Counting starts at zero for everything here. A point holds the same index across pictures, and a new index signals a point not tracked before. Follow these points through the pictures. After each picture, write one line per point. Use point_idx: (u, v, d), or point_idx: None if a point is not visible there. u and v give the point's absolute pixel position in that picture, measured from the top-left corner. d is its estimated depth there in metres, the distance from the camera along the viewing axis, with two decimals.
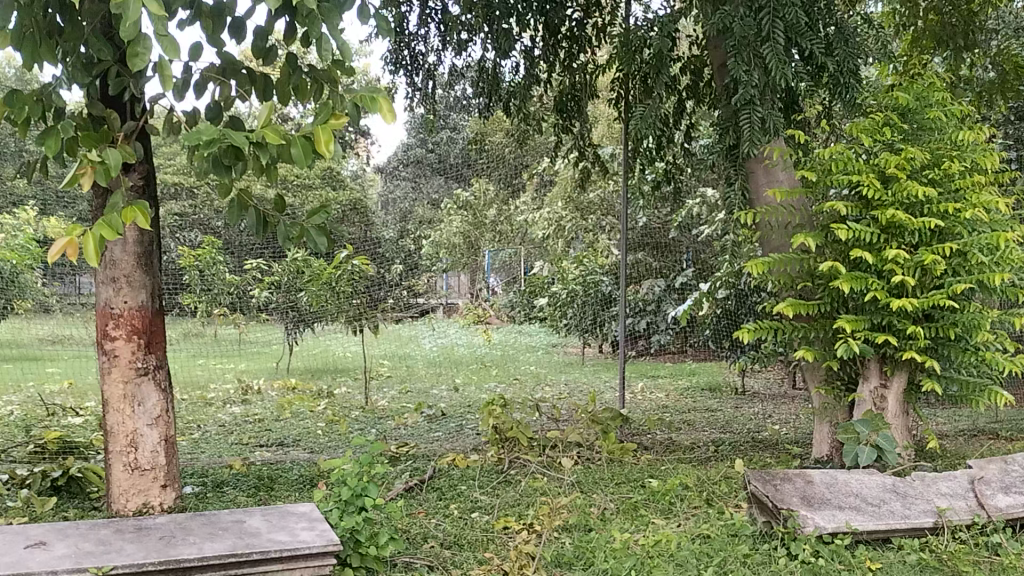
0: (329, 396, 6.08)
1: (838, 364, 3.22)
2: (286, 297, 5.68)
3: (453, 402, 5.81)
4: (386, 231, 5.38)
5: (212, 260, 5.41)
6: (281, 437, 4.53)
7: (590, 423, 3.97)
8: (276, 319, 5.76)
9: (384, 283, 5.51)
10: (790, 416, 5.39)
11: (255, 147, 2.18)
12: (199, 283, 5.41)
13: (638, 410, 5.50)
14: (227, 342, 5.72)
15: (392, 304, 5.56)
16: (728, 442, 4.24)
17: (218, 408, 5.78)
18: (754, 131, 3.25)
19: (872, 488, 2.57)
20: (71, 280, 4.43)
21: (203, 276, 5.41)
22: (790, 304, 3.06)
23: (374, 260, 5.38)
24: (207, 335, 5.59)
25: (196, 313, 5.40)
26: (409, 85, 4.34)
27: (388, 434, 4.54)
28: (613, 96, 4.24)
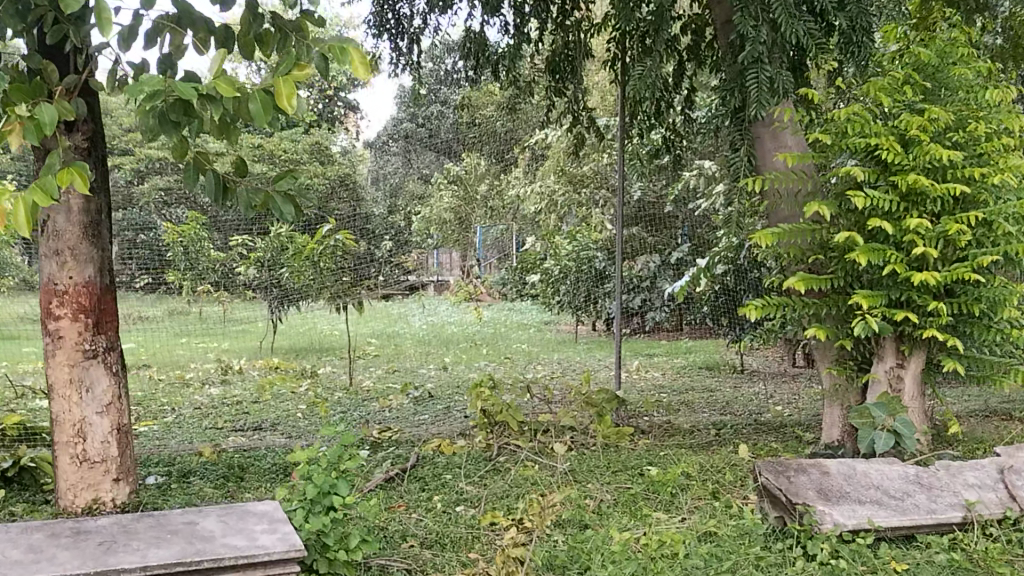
0: (312, 376, 5.85)
1: (851, 343, 2.99)
2: (270, 274, 5.48)
3: (441, 383, 5.59)
4: (376, 207, 5.22)
5: (196, 236, 5.06)
6: (259, 421, 4.30)
7: (584, 405, 3.74)
8: (260, 296, 5.58)
9: (373, 259, 5.35)
10: (792, 396, 5.17)
11: (208, 101, 1.92)
12: (183, 259, 5.07)
13: (634, 391, 5.28)
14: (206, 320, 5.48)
15: (381, 281, 5.41)
16: (730, 425, 4.02)
17: (196, 389, 5.55)
18: (762, 92, 3.00)
19: (895, 479, 2.34)
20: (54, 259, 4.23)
21: (187, 253, 5.07)
22: (801, 279, 2.83)
23: (363, 237, 5.22)
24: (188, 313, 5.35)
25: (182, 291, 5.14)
26: (393, 50, 4.04)
27: (371, 417, 4.32)
28: (609, 57, 3.98)
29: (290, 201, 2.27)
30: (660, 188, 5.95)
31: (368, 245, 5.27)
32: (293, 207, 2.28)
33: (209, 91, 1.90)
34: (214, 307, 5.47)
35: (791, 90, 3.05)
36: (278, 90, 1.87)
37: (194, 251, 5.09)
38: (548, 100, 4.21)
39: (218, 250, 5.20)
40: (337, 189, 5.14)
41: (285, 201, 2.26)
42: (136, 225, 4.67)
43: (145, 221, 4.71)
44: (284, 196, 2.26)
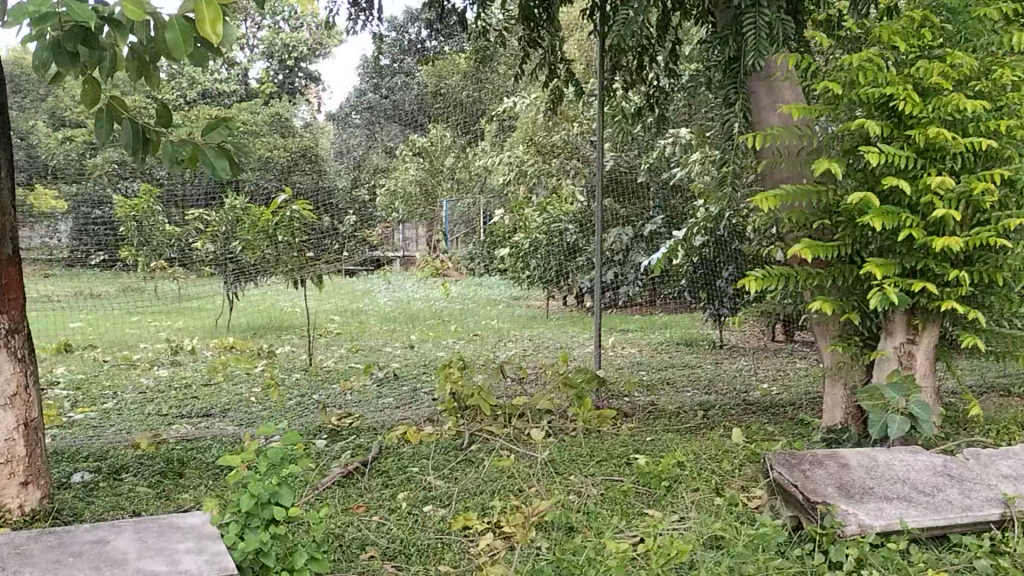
0: (269, 356, 5.52)
1: (858, 316, 2.71)
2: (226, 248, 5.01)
3: (407, 362, 5.27)
4: (339, 180, 4.88)
5: (149, 210, 4.60)
6: (209, 406, 3.96)
7: (563, 386, 3.46)
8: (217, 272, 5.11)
9: (335, 233, 4.93)
10: (777, 373, 4.93)
11: (113, 26, 1.54)
12: (138, 236, 4.59)
13: (611, 368, 5.00)
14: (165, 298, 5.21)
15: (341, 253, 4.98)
16: (717, 406, 3.75)
17: (143, 371, 5.19)
18: (761, 39, 2.68)
19: (922, 471, 2.08)
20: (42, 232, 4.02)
21: (141, 228, 4.58)
22: (807, 247, 2.53)
23: (325, 210, 4.89)
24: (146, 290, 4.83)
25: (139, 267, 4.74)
26: (353, 6, 3.71)
27: (331, 401, 3.99)
28: (587, 6, 3.65)
29: (223, 154, 1.93)
30: (633, 157, 5.64)
31: (329, 218, 4.90)
32: (227, 161, 1.94)
33: (114, 15, 1.54)
34: (168, 284, 4.93)
35: (792, 37, 2.74)
36: (198, 15, 1.52)
37: (148, 227, 4.62)
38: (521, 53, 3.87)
39: (173, 225, 4.74)
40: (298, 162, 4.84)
41: (217, 154, 1.92)
42: (93, 200, 4.19)
43: (98, 196, 4.23)
44: (216, 148, 1.92)
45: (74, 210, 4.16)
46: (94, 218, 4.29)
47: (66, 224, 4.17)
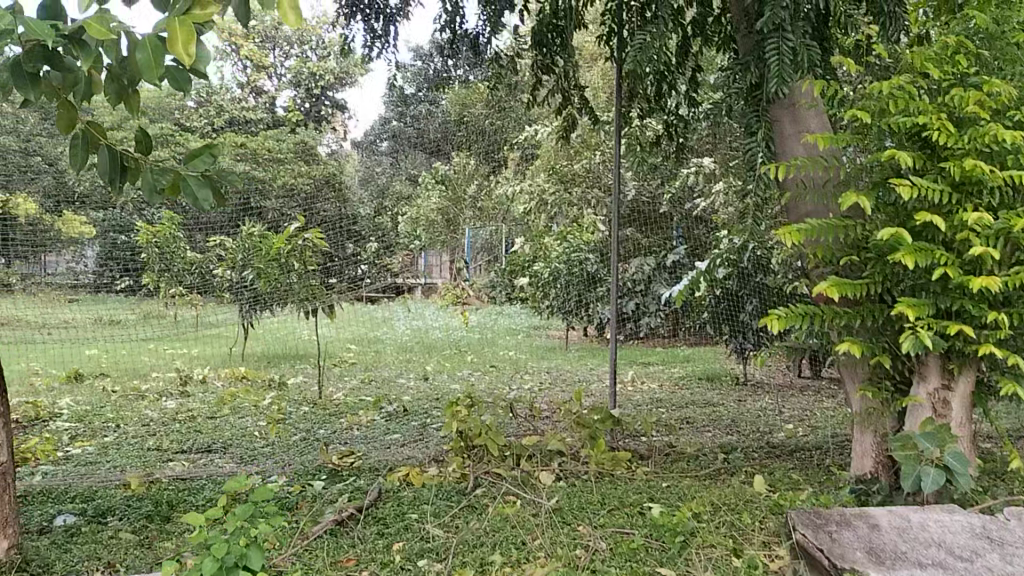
0: (279, 387, 5.40)
1: (889, 360, 2.53)
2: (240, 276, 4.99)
3: (419, 395, 5.13)
4: (362, 207, 4.91)
5: (171, 236, 4.91)
6: (210, 441, 3.84)
7: (576, 426, 3.32)
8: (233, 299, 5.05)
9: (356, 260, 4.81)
10: (802, 413, 4.74)
11: (76, 46, 1.41)
12: (159, 262, 4.89)
13: (629, 405, 4.83)
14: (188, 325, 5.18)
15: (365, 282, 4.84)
16: (738, 449, 3.58)
17: (151, 401, 5.09)
18: (784, 64, 2.56)
19: (958, 534, 1.91)
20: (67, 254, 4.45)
21: (162, 254, 4.90)
22: (833, 285, 2.36)
23: (348, 237, 4.81)
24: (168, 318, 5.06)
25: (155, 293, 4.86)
26: (366, 33, 3.69)
27: (336, 437, 3.86)
28: (604, 31, 3.54)
29: (205, 183, 1.81)
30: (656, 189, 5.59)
31: (353, 246, 4.81)
32: (210, 191, 1.82)
33: (74, 31, 1.40)
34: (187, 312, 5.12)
35: (817, 62, 2.61)
36: (169, 32, 1.37)
37: (169, 253, 4.92)
38: (536, 79, 3.75)
39: (195, 252, 5.05)
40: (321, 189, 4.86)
41: (198, 183, 1.79)
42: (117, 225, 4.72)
43: (124, 222, 4.77)
44: (197, 179, 1.79)
45: (101, 235, 4.61)
46: (120, 243, 4.78)
47: (95, 247, 4.61)
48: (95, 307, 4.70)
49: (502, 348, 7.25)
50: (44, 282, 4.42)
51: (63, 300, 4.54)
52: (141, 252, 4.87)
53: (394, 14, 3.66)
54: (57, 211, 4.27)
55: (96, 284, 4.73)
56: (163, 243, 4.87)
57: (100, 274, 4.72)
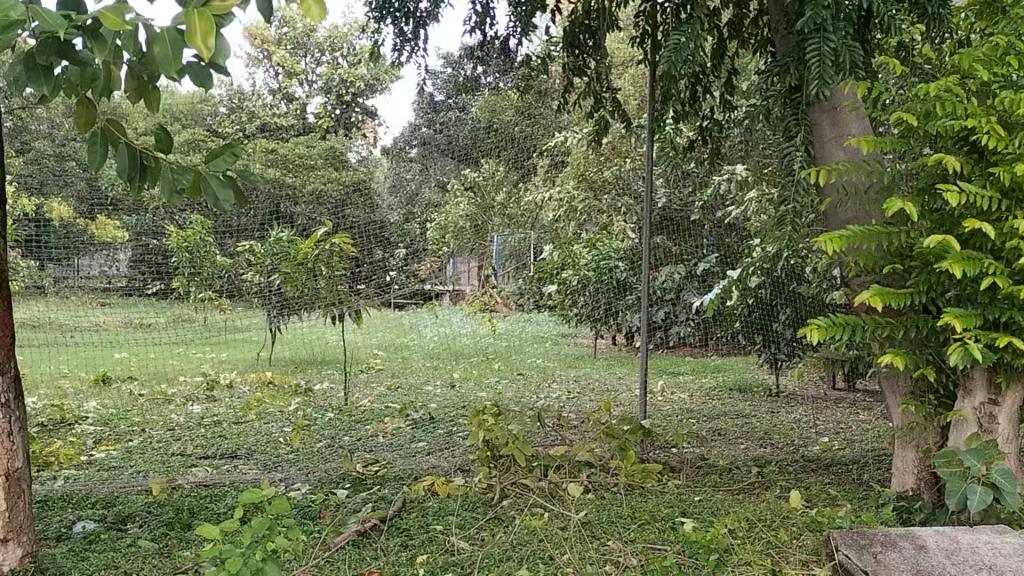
0: (305, 393, 5.37)
1: (933, 373, 2.43)
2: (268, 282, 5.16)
3: (446, 402, 5.07)
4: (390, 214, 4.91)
5: (201, 242, 4.75)
6: (234, 446, 3.80)
7: (605, 437, 3.24)
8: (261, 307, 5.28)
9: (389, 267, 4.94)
10: (837, 426, 4.62)
11: (92, 39, 1.39)
12: (189, 265, 4.78)
13: (660, 416, 4.74)
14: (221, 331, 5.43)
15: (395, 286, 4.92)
16: (773, 463, 3.48)
17: (177, 406, 5.07)
18: (825, 66, 2.48)
19: (1010, 558, 1.80)
20: (101, 255, 4.37)
21: (192, 259, 4.77)
22: (876, 294, 2.27)
23: (377, 243, 4.93)
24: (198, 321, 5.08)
25: (182, 296, 4.85)
26: (397, 36, 3.63)
27: (361, 445, 3.81)
28: (637, 33, 3.47)
29: (227, 183, 1.76)
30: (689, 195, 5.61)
31: (382, 251, 4.94)
32: (231, 191, 1.78)
33: (87, 21, 1.38)
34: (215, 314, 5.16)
35: (859, 64, 2.52)
36: (188, 23, 1.31)
37: (199, 257, 4.79)
38: (568, 83, 3.69)
39: (224, 257, 4.99)
40: (350, 195, 5.01)
41: (220, 182, 1.75)
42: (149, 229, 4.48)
43: (156, 225, 4.54)
44: (219, 178, 1.75)
45: (134, 240, 4.48)
46: (150, 247, 4.57)
47: (127, 251, 4.45)
48: (124, 310, 4.71)
49: (530, 356, 7.18)
50: (77, 283, 4.37)
51: (93, 303, 4.47)
52: (173, 255, 4.69)
53: (424, 18, 3.57)
54: (91, 215, 4.21)
55: (128, 288, 4.63)
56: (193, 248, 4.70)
57: (131, 279, 4.58)
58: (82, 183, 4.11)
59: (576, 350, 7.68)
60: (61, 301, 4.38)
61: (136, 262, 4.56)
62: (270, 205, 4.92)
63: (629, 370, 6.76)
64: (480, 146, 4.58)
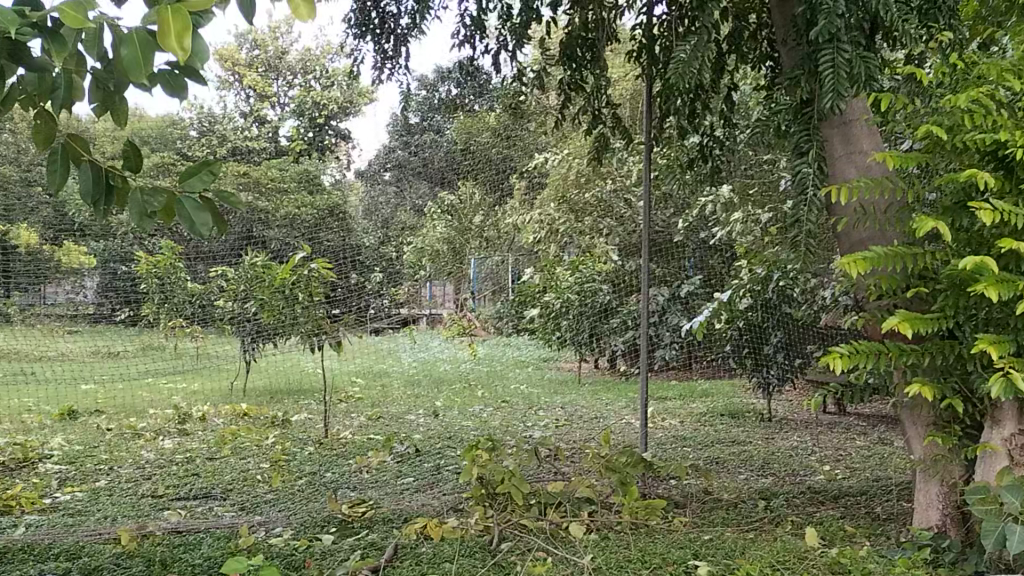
0: (282, 426, 5.16)
1: (961, 403, 2.28)
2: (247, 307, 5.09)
3: (430, 433, 4.88)
4: (366, 238, 4.77)
5: (173, 268, 4.80)
6: (211, 486, 3.60)
7: (605, 471, 3.07)
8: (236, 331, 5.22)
9: (364, 290, 4.93)
10: (837, 453, 4.47)
11: (49, 39, 1.22)
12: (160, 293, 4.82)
13: (653, 445, 4.57)
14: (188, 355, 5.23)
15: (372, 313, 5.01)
16: (779, 496, 3.31)
17: (147, 441, 4.84)
18: (840, 79, 2.33)
19: None
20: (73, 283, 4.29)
21: (164, 285, 4.83)
22: (902, 320, 2.11)
23: (352, 267, 4.85)
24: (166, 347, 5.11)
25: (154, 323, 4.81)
26: (377, 53, 3.57)
27: (344, 482, 3.61)
28: (634, 47, 3.32)
29: (203, 207, 1.58)
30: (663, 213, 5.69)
31: (357, 275, 4.88)
32: (209, 215, 1.60)
33: (42, 20, 1.22)
34: (187, 342, 5.19)
35: (876, 76, 2.38)
36: (158, 22, 1.14)
37: (171, 284, 4.83)
38: (561, 100, 3.54)
39: (197, 283, 4.97)
40: (325, 219, 4.75)
41: (195, 206, 1.57)
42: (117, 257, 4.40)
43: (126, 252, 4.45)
44: (195, 201, 1.57)
45: (101, 267, 4.37)
46: (121, 275, 4.58)
47: (94, 278, 4.41)
48: (94, 338, 4.68)
49: (513, 382, 7.01)
50: (44, 313, 4.31)
51: (60, 333, 4.46)
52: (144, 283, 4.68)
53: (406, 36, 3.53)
54: (56, 240, 3.98)
55: (96, 316, 4.64)
56: (163, 274, 4.71)
57: (101, 306, 4.63)
58: (49, 210, 3.90)
59: (559, 374, 7.52)
60: (25, 330, 4.23)
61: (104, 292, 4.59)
62: (243, 229, 4.74)
63: (615, 395, 6.60)
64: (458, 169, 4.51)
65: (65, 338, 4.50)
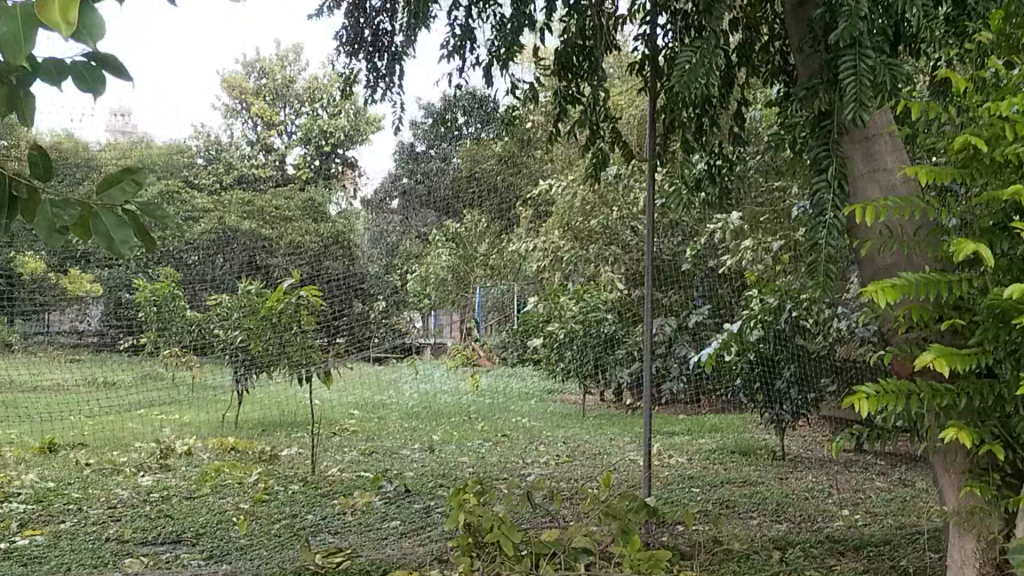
0: (270, 462, 4.92)
1: (1003, 449, 2.02)
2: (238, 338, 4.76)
3: (424, 471, 4.62)
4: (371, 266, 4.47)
5: (171, 294, 4.21)
6: (180, 530, 3.35)
7: (603, 516, 2.83)
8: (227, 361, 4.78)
9: (367, 320, 4.61)
10: (854, 495, 4.20)
11: None
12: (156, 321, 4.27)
13: (659, 484, 4.31)
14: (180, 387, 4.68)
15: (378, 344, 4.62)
16: (795, 545, 3.05)
17: (126, 477, 4.59)
18: (864, 86, 2.10)
19: None
20: (76, 308, 3.83)
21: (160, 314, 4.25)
22: (939, 357, 1.85)
23: (357, 296, 4.57)
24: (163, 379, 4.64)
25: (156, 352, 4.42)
26: (370, 72, 3.36)
27: (325, 526, 3.36)
28: (636, 58, 3.13)
29: (125, 222, 1.32)
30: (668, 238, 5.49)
31: (361, 303, 4.60)
32: (132, 232, 1.33)
33: None
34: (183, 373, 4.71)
35: (901, 84, 2.16)
36: None
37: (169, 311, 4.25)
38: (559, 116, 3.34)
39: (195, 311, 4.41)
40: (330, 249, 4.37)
41: (115, 221, 1.31)
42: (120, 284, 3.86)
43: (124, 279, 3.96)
44: (114, 214, 1.31)
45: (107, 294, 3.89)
46: (123, 303, 4.02)
47: (99, 306, 3.94)
48: (91, 367, 4.16)
49: (514, 416, 6.75)
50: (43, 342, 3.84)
51: (62, 362, 3.96)
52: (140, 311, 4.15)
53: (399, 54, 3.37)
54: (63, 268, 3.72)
55: (98, 344, 4.08)
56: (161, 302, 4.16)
57: (102, 336, 4.03)
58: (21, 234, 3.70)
59: (564, 407, 7.27)
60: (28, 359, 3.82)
61: (110, 317, 4.00)
62: (245, 257, 4.18)
63: (621, 430, 6.34)
64: (464, 198, 4.47)
65: (65, 369, 4.01)
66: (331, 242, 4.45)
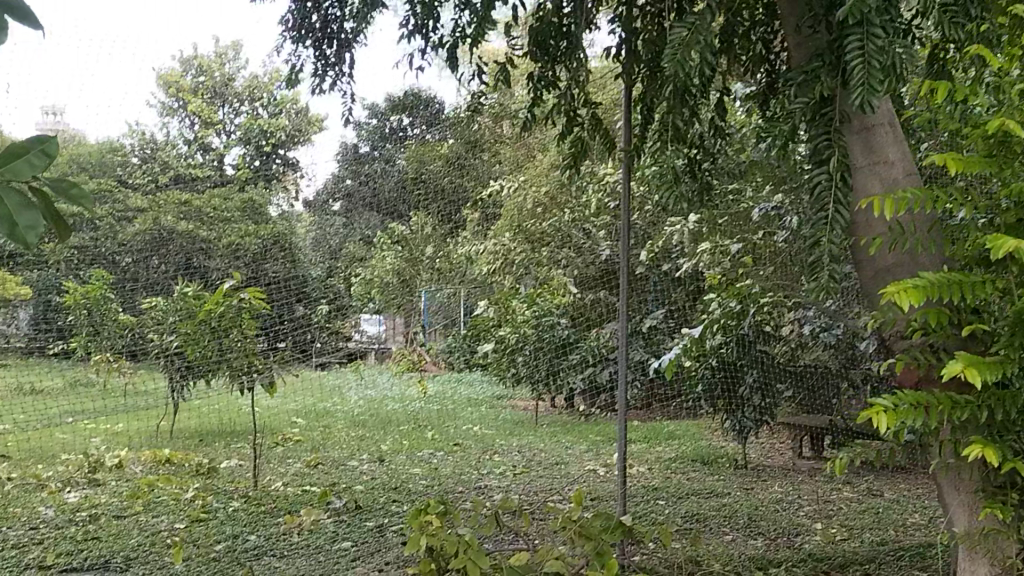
0: (207, 476, 4.59)
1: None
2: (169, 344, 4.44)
3: (373, 484, 4.33)
4: (314, 269, 4.15)
5: (102, 298, 3.80)
6: (109, 555, 3.04)
7: (577, 536, 2.61)
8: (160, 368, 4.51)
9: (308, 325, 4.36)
10: (826, 507, 4.03)
11: None
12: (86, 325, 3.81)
13: (623, 497, 4.10)
14: (116, 396, 4.21)
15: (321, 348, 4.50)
16: (778, 565, 2.87)
17: (48, 494, 4.23)
18: (874, 70, 1.91)
19: None
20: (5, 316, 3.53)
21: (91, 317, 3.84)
22: (969, 366, 1.65)
23: (299, 300, 4.27)
24: (94, 389, 4.16)
25: (88, 360, 3.94)
26: (317, 60, 3.12)
27: (268, 549, 3.08)
28: (612, 42, 2.93)
29: (34, 204, 1.03)
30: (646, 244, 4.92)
31: (303, 308, 4.31)
32: (42, 217, 1.04)
33: None
34: (116, 381, 4.25)
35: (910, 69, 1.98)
36: None
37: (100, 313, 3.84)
38: (529, 104, 3.13)
39: (128, 315, 4.00)
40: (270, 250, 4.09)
41: (21, 203, 1.02)
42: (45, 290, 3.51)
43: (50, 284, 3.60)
44: (20, 195, 1.02)
45: (37, 300, 3.56)
46: (51, 306, 3.68)
47: (27, 310, 3.61)
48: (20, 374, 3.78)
49: (463, 424, 6.51)
50: None
51: None
52: (72, 313, 3.73)
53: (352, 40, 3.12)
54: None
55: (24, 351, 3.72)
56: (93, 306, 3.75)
57: (31, 343, 3.68)
58: None
59: (514, 414, 7.04)
60: None
61: (41, 322, 3.67)
62: (181, 258, 3.95)
63: (576, 438, 6.14)
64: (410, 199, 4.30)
65: None
66: (269, 245, 4.07)
